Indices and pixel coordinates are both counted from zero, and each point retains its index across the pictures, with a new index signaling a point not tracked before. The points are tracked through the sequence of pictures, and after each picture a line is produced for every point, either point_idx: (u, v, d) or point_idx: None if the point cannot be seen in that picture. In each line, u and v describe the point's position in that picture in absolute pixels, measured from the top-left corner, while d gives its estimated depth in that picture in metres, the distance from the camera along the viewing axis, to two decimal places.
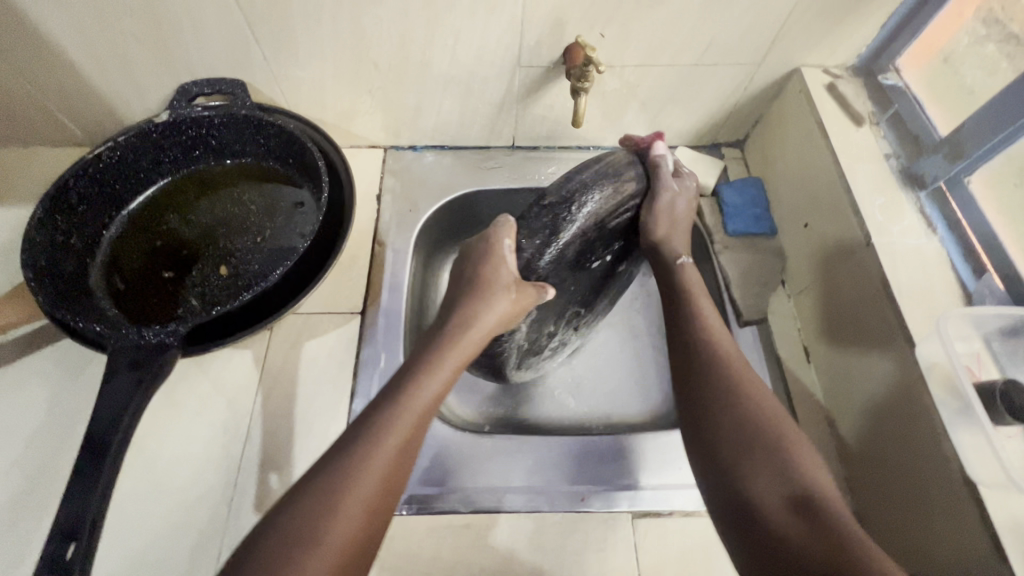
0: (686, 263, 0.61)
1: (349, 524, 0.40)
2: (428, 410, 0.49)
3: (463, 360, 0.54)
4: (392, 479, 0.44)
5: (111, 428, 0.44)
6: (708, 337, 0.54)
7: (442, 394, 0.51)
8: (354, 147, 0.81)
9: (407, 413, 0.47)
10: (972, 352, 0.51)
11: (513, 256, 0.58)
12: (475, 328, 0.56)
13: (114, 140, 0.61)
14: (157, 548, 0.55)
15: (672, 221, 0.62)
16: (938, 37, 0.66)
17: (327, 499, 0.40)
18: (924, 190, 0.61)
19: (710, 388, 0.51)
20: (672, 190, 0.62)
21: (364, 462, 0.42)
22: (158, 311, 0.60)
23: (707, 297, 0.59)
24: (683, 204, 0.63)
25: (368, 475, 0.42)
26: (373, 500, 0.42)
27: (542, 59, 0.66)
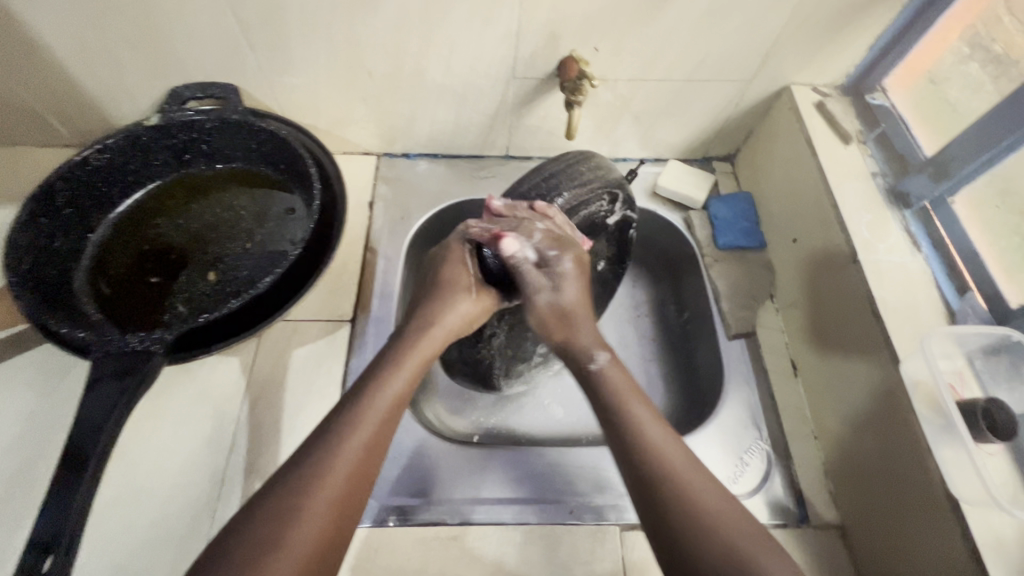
0: (603, 362, 0.52)
1: (315, 524, 0.39)
2: (396, 409, 0.48)
3: (427, 359, 0.53)
4: (359, 477, 0.43)
5: (91, 438, 0.43)
6: (644, 445, 0.45)
7: (408, 393, 0.50)
8: (347, 153, 0.81)
9: (373, 412, 0.46)
10: (955, 370, 0.51)
11: (474, 259, 0.60)
12: (439, 326, 0.55)
13: (101, 143, 0.60)
14: (136, 559, 0.53)
15: (564, 321, 0.56)
16: (923, 61, 0.67)
17: (291, 500, 0.39)
18: (910, 210, 0.62)
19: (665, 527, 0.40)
20: (545, 289, 0.57)
21: (328, 462, 0.42)
22: (144, 316, 0.59)
23: (639, 397, 0.49)
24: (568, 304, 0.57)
25: (335, 474, 0.41)
26: (338, 501, 0.41)
27: (535, 72, 0.67)
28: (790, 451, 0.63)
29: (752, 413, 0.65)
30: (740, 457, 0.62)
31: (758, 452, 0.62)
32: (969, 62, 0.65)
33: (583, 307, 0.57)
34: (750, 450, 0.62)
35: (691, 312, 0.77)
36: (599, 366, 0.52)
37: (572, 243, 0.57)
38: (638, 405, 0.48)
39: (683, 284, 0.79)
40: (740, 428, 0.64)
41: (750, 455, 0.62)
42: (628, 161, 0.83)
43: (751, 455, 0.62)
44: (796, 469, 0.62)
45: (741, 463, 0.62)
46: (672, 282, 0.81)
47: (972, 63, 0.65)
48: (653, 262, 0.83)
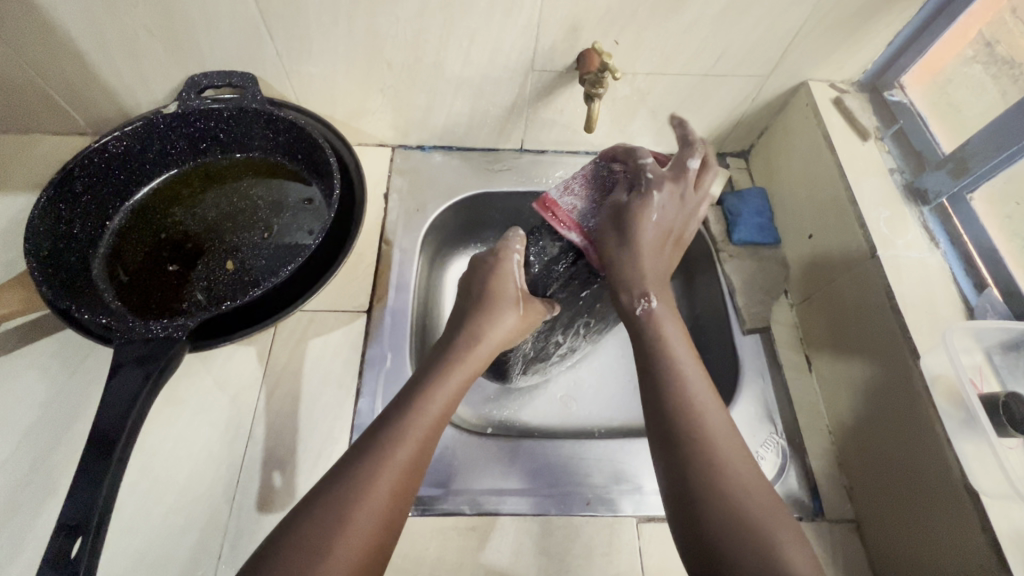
0: (652, 309, 0.50)
1: (358, 536, 0.39)
2: (438, 422, 0.48)
3: (471, 374, 0.53)
4: (402, 491, 0.43)
5: (118, 423, 0.43)
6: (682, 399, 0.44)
7: (452, 407, 0.50)
8: (362, 145, 0.81)
9: (416, 427, 0.46)
10: (974, 364, 0.52)
11: (520, 271, 0.59)
12: (484, 343, 0.55)
13: (120, 130, 0.60)
14: (155, 548, 0.53)
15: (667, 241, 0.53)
16: (941, 58, 0.67)
17: (336, 511, 0.39)
18: (928, 206, 0.62)
19: (684, 472, 0.41)
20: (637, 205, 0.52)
21: (373, 475, 0.42)
22: (162, 304, 0.59)
23: (686, 352, 0.48)
24: (652, 235, 0.52)
25: (379, 485, 0.42)
26: (382, 514, 0.41)
27: (554, 65, 0.67)
28: (805, 445, 0.63)
29: (766, 408, 0.65)
30: (756, 451, 0.62)
31: (774, 446, 0.63)
32: (972, 63, 0.67)
33: (658, 248, 0.52)
34: (765, 445, 0.63)
35: (704, 307, 0.77)
36: (644, 311, 0.50)
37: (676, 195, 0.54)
38: (687, 364, 0.47)
39: (697, 280, 0.79)
40: (755, 423, 0.64)
41: (765, 449, 0.62)
42: None
43: (767, 449, 0.62)
44: (811, 464, 0.62)
45: (756, 457, 0.62)
46: (686, 277, 0.81)
47: (975, 64, 0.66)
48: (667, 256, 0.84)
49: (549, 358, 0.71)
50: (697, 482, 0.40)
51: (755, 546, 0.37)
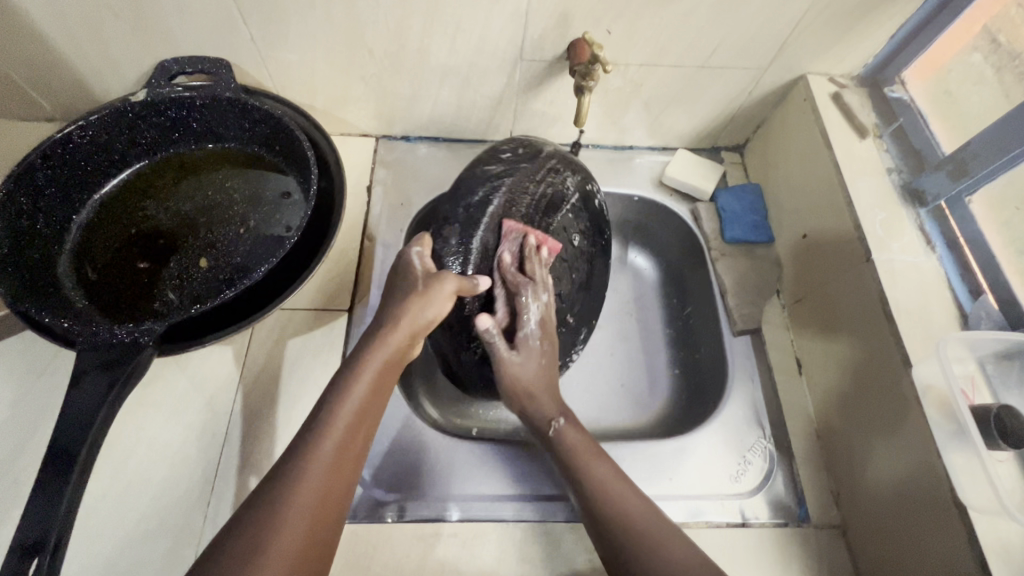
0: (561, 426, 0.55)
1: (290, 544, 0.37)
2: (363, 414, 0.46)
3: (392, 359, 0.49)
4: (333, 491, 0.41)
5: (79, 436, 0.41)
6: (599, 492, 0.49)
7: (374, 398, 0.47)
8: (345, 135, 0.77)
9: (337, 421, 0.44)
10: (967, 374, 0.50)
11: (426, 262, 0.55)
12: (404, 323, 0.50)
13: (84, 119, 0.57)
14: (125, 556, 0.52)
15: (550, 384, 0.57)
16: (943, 54, 0.65)
17: (265, 521, 0.37)
18: (925, 208, 0.60)
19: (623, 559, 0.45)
20: (513, 356, 0.56)
21: (297, 479, 0.40)
22: (132, 303, 0.57)
23: (597, 454, 0.53)
24: (538, 369, 0.56)
25: (305, 491, 0.40)
26: (313, 521, 0.39)
27: (544, 54, 0.64)
28: (793, 449, 0.62)
29: (754, 411, 0.64)
30: (743, 455, 0.62)
31: (761, 451, 0.62)
32: (974, 53, 0.64)
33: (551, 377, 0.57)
34: (753, 449, 0.62)
35: (694, 305, 0.76)
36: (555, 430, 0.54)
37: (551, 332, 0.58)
38: (591, 454, 0.52)
39: (688, 278, 0.78)
40: (744, 427, 0.63)
41: (751, 454, 0.62)
42: (635, 149, 0.81)
43: (754, 453, 0.62)
44: (798, 469, 0.61)
45: (743, 462, 0.61)
46: (677, 274, 0.80)
47: (977, 54, 0.64)
48: (658, 250, 0.82)
49: (564, 341, 0.65)
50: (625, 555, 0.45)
51: None
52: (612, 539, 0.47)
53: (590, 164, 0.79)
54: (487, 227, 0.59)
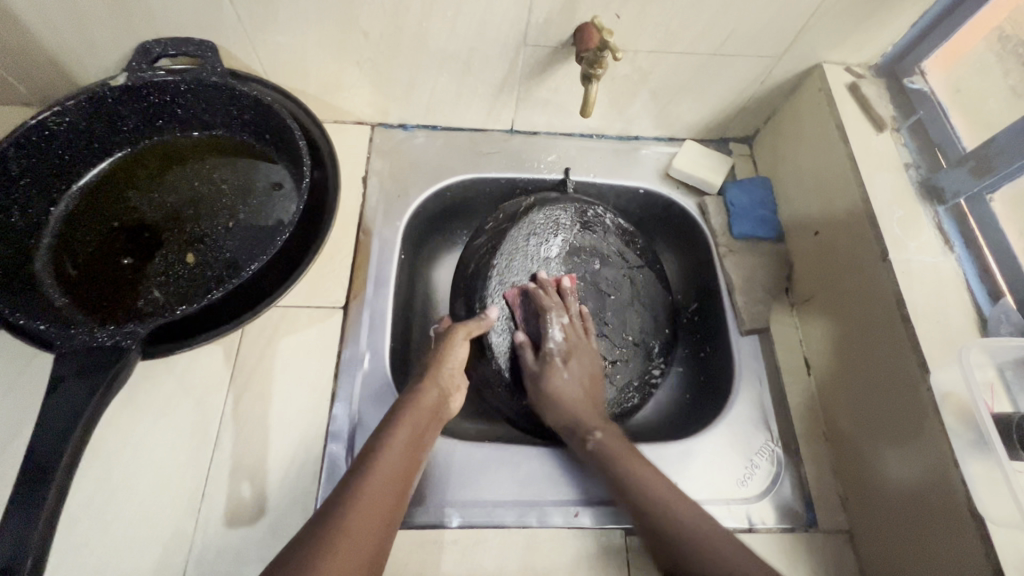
0: (597, 439, 0.56)
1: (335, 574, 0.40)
2: (402, 466, 0.50)
3: (427, 413, 0.55)
4: (373, 530, 0.44)
5: (57, 449, 0.40)
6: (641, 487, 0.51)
7: (411, 449, 0.51)
8: (339, 122, 0.74)
9: (378, 469, 0.48)
10: (987, 381, 0.49)
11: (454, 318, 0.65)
12: (433, 380, 0.57)
13: (61, 105, 0.53)
14: (111, 566, 0.50)
15: (591, 395, 0.61)
16: (966, 42, 0.62)
17: (310, 554, 0.40)
18: (943, 206, 0.58)
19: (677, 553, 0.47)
20: (541, 372, 0.61)
21: (341, 518, 0.43)
22: (114, 302, 0.54)
23: (638, 458, 0.54)
24: (577, 387, 0.61)
25: (348, 531, 0.43)
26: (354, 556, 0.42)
27: (549, 39, 0.60)
28: (801, 452, 0.61)
29: (760, 414, 0.63)
30: (750, 458, 0.60)
31: (768, 455, 0.61)
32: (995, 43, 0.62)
33: (588, 395, 0.61)
34: (760, 452, 0.61)
35: (701, 303, 0.74)
36: (594, 444, 0.56)
37: (580, 351, 0.63)
38: (633, 463, 0.53)
39: (696, 275, 0.76)
40: (750, 429, 0.62)
41: (758, 457, 0.60)
42: (641, 139, 0.78)
43: (761, 457, 0.60)
44: (805, 472, 0.60)
45: (750, 466, 0.60)
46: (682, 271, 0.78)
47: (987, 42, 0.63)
48: (663, 243, 0.80)
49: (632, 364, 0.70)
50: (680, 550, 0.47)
51: None
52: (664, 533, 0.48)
53: (594, 155, 0.76)
54: (501, 288, 0.68)
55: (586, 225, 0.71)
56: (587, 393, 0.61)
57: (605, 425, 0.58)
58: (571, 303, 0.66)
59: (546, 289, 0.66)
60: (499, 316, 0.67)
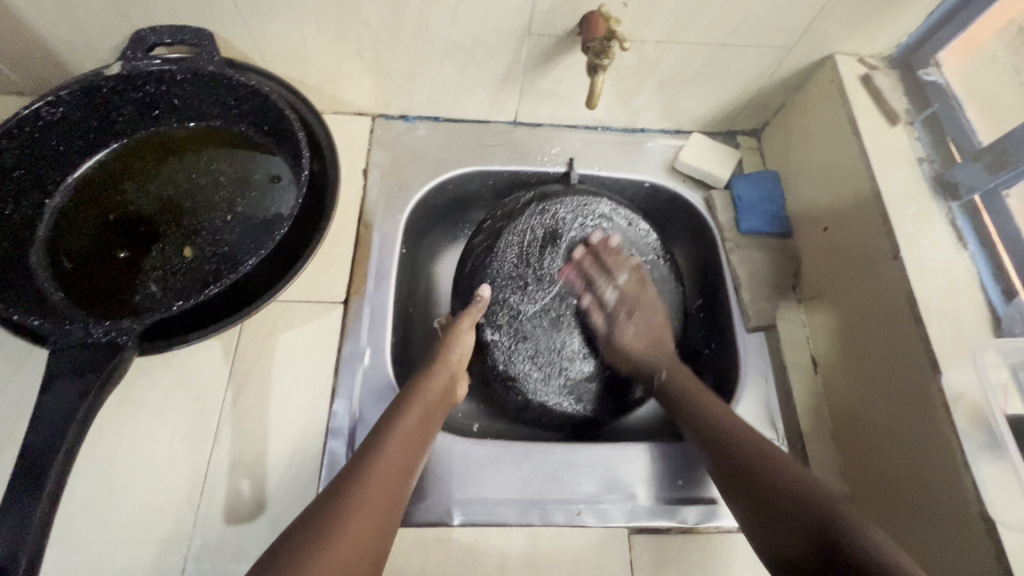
0: (664, 377, 0.62)
1: (339, 557, 0.39)
2: (407, 450, 0.49)
3: (435, 399, 0.55)
4: (382, 507, 0.44)
5: (52, 447, 0.39)
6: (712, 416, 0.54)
7: (420, 434, 0.51)
8: (339, 113, 0.73)
9: (384, 455, 0.47)
10: (999, 382, 0.48)
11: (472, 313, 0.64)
12: (443, 362, 0.59)
13: (54, 95, 0.52)
14: (110, 562, 0.49)
15: (659, 335, 0.65)
16: (983, 33, 0.60)
17: (315, 539, 0.40)
18: (957, 202, 0.57)
19: (744, 471, 0.49)
20: (607, 327, 0.65)
21: (346, 504, 0.43)
22: (111, 297, 0.53)
23: (704, 392, 0.58)
24: (644, 335, 0.65)
25: (352, 515, 0.42)
26: (359, 538, 0.41)
27: (554, 28, 0.59)
28: (807, 451, 0.60)
29: (765, 413, 0.62)
30: None
31: None
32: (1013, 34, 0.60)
33: (657, 332, 0.66)
34: None
35: (707, 299, 0.74)
36: (660, 383, 0.62)
37: (641, 299, 0.67)
38: (700, 402, 0.57)
39: (703, 270, 0.75)
40: (756, 427, 0.61)
41: None
42: (647, 131, 0.76)
43: None
44: (810, 471, 0.59)
45: None
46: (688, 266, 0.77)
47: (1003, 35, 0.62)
48: (669, 238, 0.79)
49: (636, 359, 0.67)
50: (747, 468, 0.49)
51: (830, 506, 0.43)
52: (726, 453, 0.51)
53: (599, 147, 0.75)
54: (510, 287, 0.66)
55: (597, 211, 0.69)
56: (656, 329, 0.66)
57: (669, 362, 0.63)
58: (623, 257, 0.67)
59: (599, 251, 0.67)
60: (558, 289, 0.67)
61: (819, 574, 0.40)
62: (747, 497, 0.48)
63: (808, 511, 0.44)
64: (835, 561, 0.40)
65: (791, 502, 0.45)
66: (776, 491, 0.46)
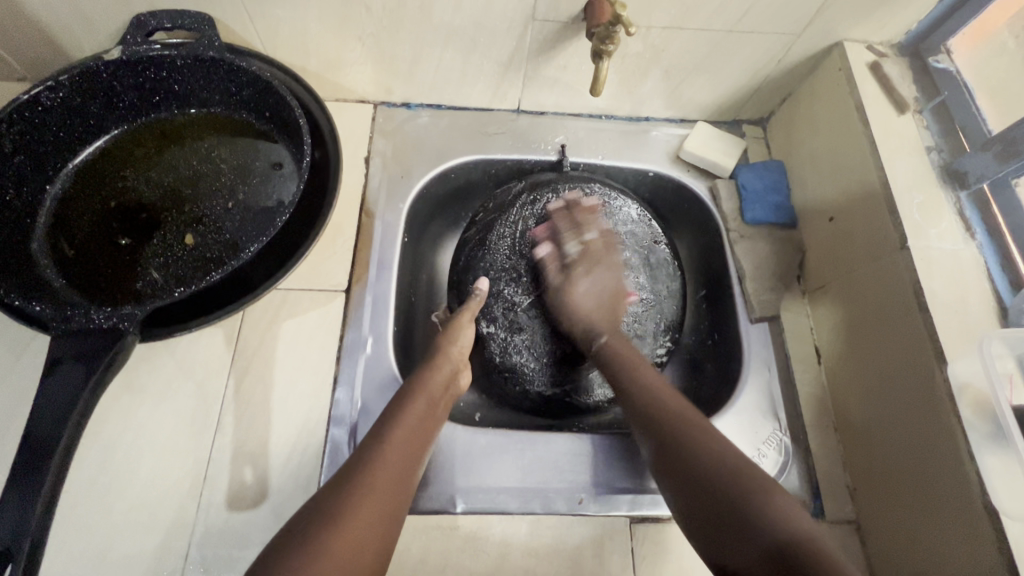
0: (604, 343, 0.59)
1: (348, 550, 0.39)
2: (412, 444, 0.49)
3: (438, 391, 0.55)
4: (387, 501, 0.44)
5: (54, 433, 0.39)
6: (643, 390, 0.53)
7: (423, 427, 0.51)
8: (341, 101, 0.72)
9: (390, 448, 0.47)
10: (1006, 372, 0.47)
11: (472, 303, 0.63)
12: (445, 356, 0.58)
13: (54, 80, 0.51)
14: (114, 548, 0.50)
15: (613, 303, 0.62)
16: (996, 19, 0.59)
17: (323, 532, 0.39)
18: (965, 191, 0.56)
19: (666, 444, 0.48)
20: (558, 288, 0.63)
21: (353, 496, 0.42)
22: (113, 284, 0.53)
23: (648, 367, 0.56)
24: (597, 300, 0.62)
25: (360, 508, 0.42)
26: (367, 531, 0.41)
27: (558, 14, 0.58)
28: (809, 442, 0.60)
29: (769, 403, 0.62)
30: (758, 448, 0.59)
31: (776, 444, 0.60)
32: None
33: (614, 304, 0.63)
34: (767, 442, 0.60)
35: (711, 289, 0.73)
36: (598, 348, 0.59)
37: (605, 262, 0.64)
38: (647, 372, 0.55)
39: (706, 260, 0.74)
40: (759, 418, 0.61)
41: (766, 446, 0.60)
42: (651, 121, 0.76)
43: (768, 447, 0.60)
44: (813, 462, 0.60)
45: (757, 456, 0.59)
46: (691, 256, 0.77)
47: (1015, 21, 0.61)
48: (673, 229, 0.79)
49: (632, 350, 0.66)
50: (668, 440, 0.48)
51: (752, 481, 0.43)
52: (655, 425, 0.50)
53: (603, 136, 0.74)
54: (504, 279, 0.66)
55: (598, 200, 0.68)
56: (611, 302, 0.62)
57: (613, 330, 0.61)
58: (595, 217, 0.66)
59: (575, 205, 0.66)
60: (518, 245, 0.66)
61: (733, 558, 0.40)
62: (668, 471, 0.47)
63: (726, 487, 0.43)
64: (745, 542, 0.39)
65: (708, 477, 0.44)
66: (694, 464, 0.45)
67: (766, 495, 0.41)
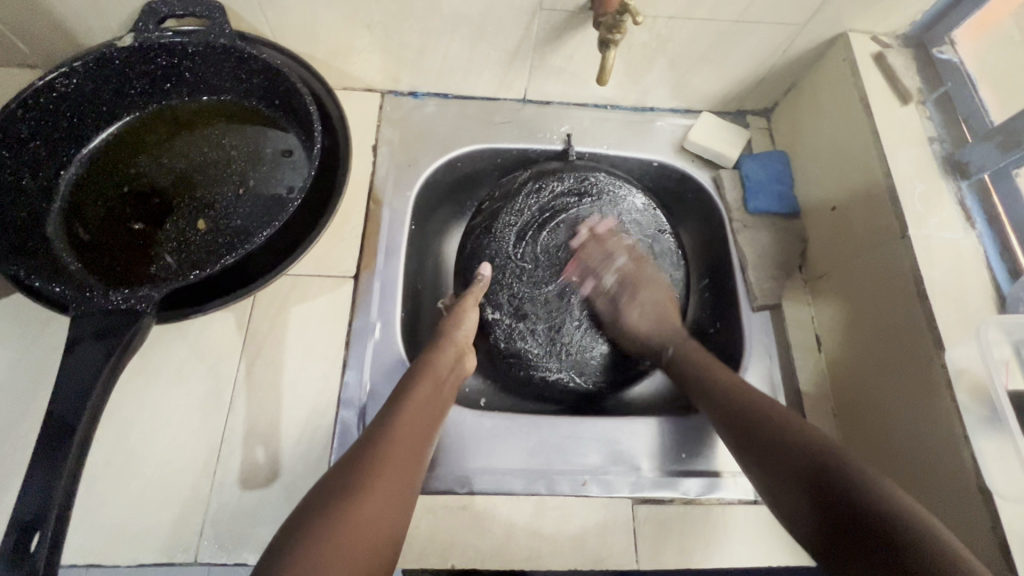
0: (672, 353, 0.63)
1: (360, 524, 0.40)
2: (419, 424, 0.50)
3: (444, 373, 0.56)
4: (397, 477, 0.45)
5: (77, 409, 0.40)
6: (716, 387, 0.56)
7: (430, 408, 0.52)
8: (348, 90, 0.73)
9: (396, 427, 0.49)
10: (1002, 359, 0.48)
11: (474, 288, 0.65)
12: (449, 339, 0.59)
13: (69, 66, 0.52)
14: (132, 523, 0.51)
15: (659, 316, 0.66)
16: (1000, 12, 0.60)
17: (334, 507, 0.41)
18: (967, 181, 0.57)
19: (751, 429, 0.50)
20: (612, 313, 0.67)
21: (362, 473, 0.44)
22: (127, 267, 0.54)
23: (721, 368, 0.58)
24: (651, 316, 0.66)
25: (370, 484, 0.43)
26: (378, 506, 0.42)
27: (565, 4, 0.58)
28: None
29: (768, 390, 0.63)
30: None
31: None
32: None
33: (663, 314, 0.67)
34: None
35: (713, 278, 0.74)
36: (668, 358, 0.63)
37: (641, 280, 0.68)
38: (718, 370, 0.58)
39: (709, 250, 0.75)
40: None
41: None
42: (656, 110, 0.76)
43: None
44: None
45: None
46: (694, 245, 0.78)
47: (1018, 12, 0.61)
48: (676, 218, 0.79)
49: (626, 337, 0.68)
50: (752, 427, 0.50)
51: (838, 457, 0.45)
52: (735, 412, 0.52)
53: (608, 126, 0.75)
54: (507, 267, 0.67)
55: (601, 187, 0.70)
56: (660, 314, 0.66)
57: (674, 338, 0.64)
58: (621, 241, 0.69)
59: (597, 238, 0.68)
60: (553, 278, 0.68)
61: (829, 531, 0.42)
62: (757, 456, 0.49)
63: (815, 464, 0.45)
64: (838, 510, 0.42)
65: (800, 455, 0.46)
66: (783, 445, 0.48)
67: (858, 476, 0.43)
